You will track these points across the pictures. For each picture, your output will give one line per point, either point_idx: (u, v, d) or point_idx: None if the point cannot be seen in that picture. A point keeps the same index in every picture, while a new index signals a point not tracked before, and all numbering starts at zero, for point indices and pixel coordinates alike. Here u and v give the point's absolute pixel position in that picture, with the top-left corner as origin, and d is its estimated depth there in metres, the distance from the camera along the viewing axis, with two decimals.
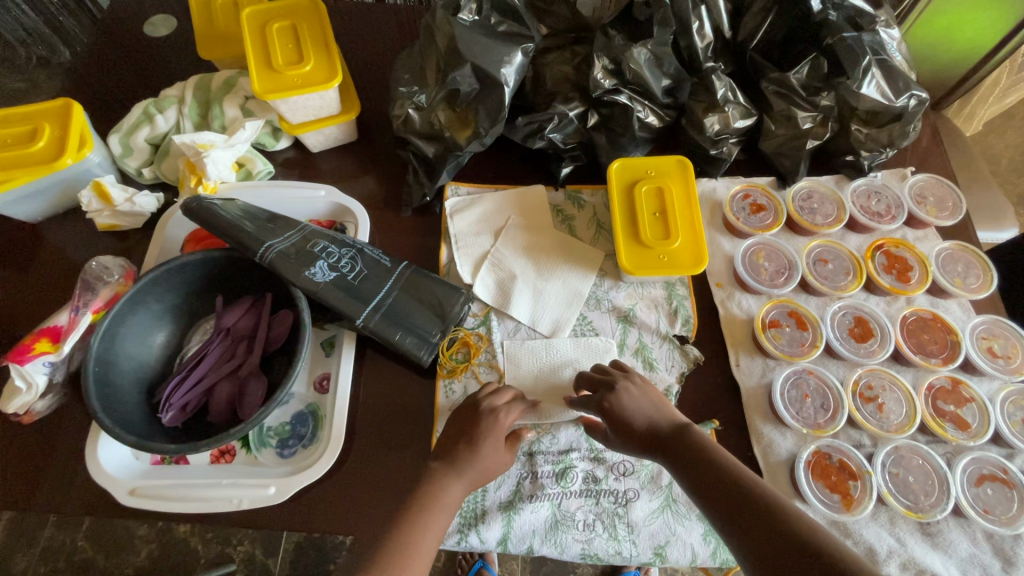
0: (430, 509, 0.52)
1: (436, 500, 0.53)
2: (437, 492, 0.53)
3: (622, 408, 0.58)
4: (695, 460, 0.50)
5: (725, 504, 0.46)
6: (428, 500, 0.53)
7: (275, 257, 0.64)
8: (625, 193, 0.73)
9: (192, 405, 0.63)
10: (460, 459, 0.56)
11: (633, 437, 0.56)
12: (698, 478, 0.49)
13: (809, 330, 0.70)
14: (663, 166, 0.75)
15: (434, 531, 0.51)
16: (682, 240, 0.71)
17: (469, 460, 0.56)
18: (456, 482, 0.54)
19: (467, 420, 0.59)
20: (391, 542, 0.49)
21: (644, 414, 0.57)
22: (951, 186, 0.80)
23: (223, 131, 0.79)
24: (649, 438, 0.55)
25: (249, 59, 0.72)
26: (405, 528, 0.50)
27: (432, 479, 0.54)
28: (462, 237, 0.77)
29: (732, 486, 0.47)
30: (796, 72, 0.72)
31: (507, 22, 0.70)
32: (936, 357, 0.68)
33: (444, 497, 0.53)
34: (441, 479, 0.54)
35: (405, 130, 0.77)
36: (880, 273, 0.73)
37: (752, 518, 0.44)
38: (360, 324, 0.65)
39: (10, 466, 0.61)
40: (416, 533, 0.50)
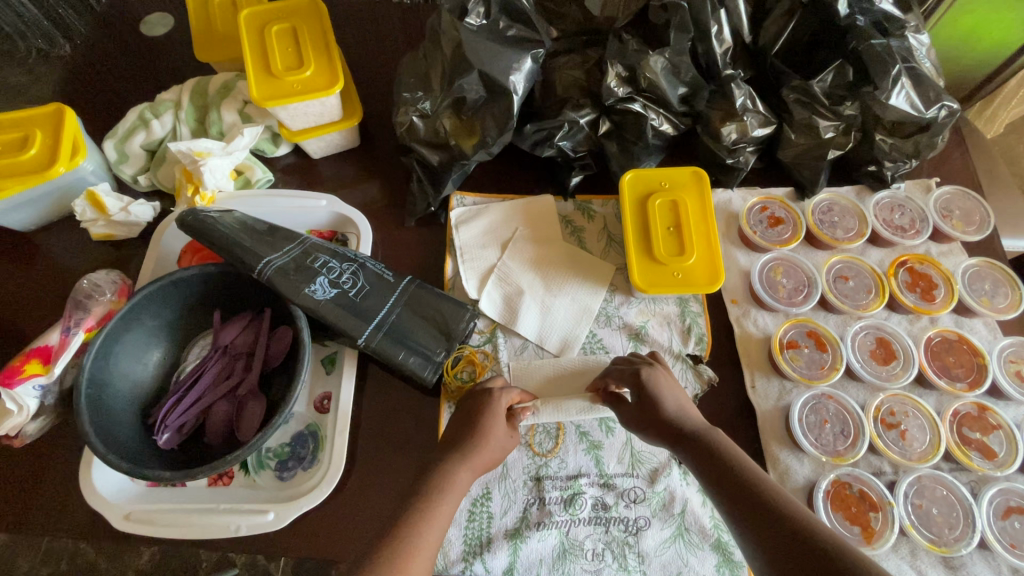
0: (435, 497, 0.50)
1: (444, 488, 0.51)
2: (443, 481, 0.52)
3: (654, 387, 0.56)
4: (718, 457, 0.49)
5: (745, 506, 0.46)
6: (438, 485, 0.51)
7: (273, 273, 0.62)
8: (639, 206, 0.70)
9: (188, 426, 0.61)
10: (465, 446, 0.54)
11: (655, 425, 0.54)
12: (719, 477, 0.48)
13: (828, 351, 0.67)
14: (679, 178, 0.71)
15: (438, 520, 0.49)
16: (696, 258, 0.68)
17: (479, 449, 0.54)
18: (462, 469, 0.53)
19: (470, 407, 0.57)
20: (396, 531, 0.47)
21: (673, 401, 0.55)
22: (977, 199, 0.77)
23: (221, 137, 0.76)
24: (670, 428, 0.53)
25: (248, 63, 0.69)
26: (413, 516, 0.49)
27: (440, 465, 0.53)
28: (467, 250, 0.74)
29: (753, 488, 0.46)
30: (820, 80, 0.68)
31: (517, 26, 0.67)
32: (962, 381, 0.66)
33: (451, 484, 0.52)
34: (451, 467, 0.52)
35: (409, 138, 0.74)
36: (903, 290, 0.71)
37: (773, 525, 0.44)
38: (362, 344, 0.63)
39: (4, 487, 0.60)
40: (419, 521, 0.48)
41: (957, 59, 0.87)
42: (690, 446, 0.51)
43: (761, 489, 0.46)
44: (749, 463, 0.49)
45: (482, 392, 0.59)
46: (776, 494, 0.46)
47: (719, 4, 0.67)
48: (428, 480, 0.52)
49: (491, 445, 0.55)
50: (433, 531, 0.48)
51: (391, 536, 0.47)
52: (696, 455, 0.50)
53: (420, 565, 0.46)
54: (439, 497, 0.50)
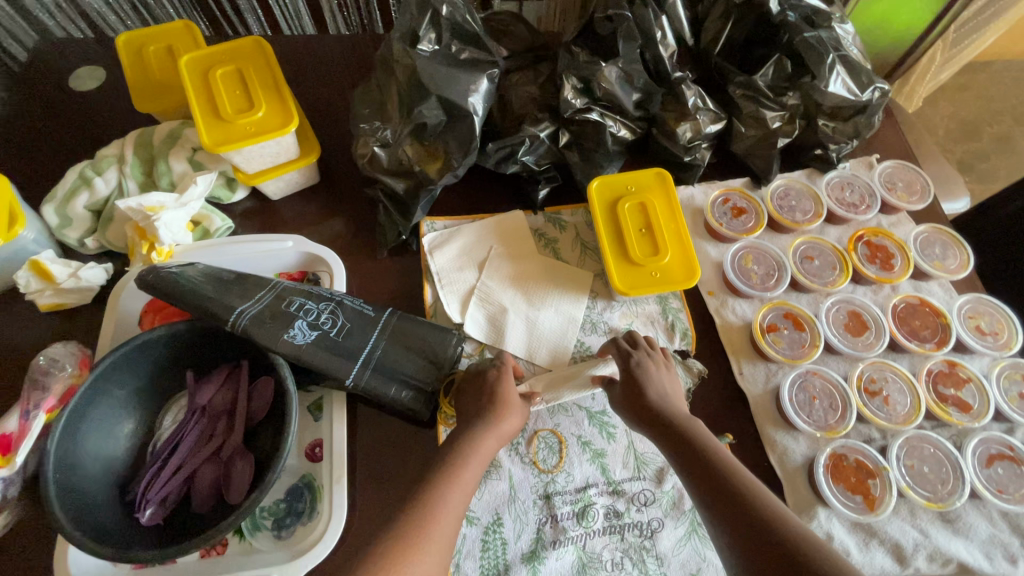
0: (462, 458, 0.54)
1: (470, 448, 0.55)
2: (467, 445, 0.55)
3: (644, 377, 0.59)
4: (696, 449, 0.52)
5: (715, 496, 0.49)
6: (462, 451, 0.54)
7: (248, 323, 0.58)
8: (610, 209, 0.71)
9: (172, 497, 0.57)
10: (488, 414, 0.58)
11: (639, 410, 0.57)
12: (693, 470, 0.51)
13: (806, 330, 0.70)
14: (644, 179, 0.73)
15: (466, 481, 0.52)
16: (673, 257, 0.69)
17: (500, 410, 0.58)
18: (488, 436, 0.56)
19: (481, 383, 0.61)
20: (427, 495, 0.50)
21: (660, 389, 0.58)
22: (917, 170, 0.82)
23: (173, 188, 0.73)
24: (657, 422, 0.56)
25: (193, 109, 0.67)
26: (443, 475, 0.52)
27: (467, 434, 0.56)
28: (445, 274, 0.73)
29: (723, 481, 0.49)
30: (762, 74, 0.72)
31: (469, 49, 0.67)
32: (930, 341, 0.69)
33: (476, 448, 0.55)
34: (477, 435, 0.56)
35: (371, 169, 0.73)
36: (865, 263, 0.74)
37: (736, 515, 0.47)
38: (351, 384, 0.60)
39: None
40: (449, 481, 0.52)
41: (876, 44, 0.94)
42: (670, 438, 0.54)
43: (730, 479, 0.49)
44: (722, 456, 0.51)
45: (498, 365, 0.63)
46: (743, 487, 0.48)
47: (661, 12, 0.69)
48: (456, 444, 0.55)
49: (513, 413, 0.59)
50: (461, 492, 0.52)
51: (422, 497, 0.50)
52: (671, 443, 0.54)
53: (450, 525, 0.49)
54: (468, 458, 0.54)
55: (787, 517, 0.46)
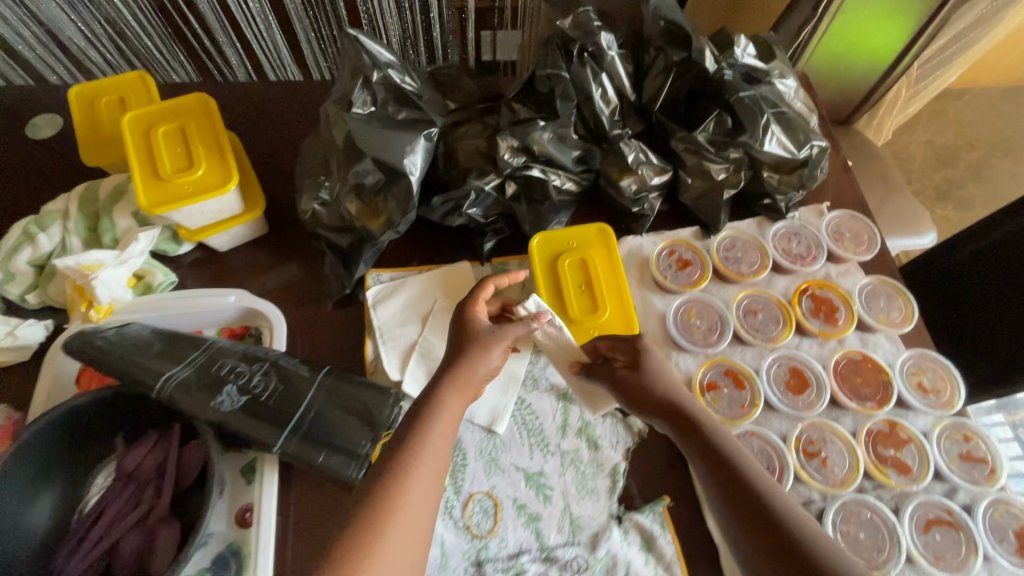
0: (428, 421, 0.51)
1: (434, 409, 0.52)
2: (434, 403, 0.53)
3: (649, 364, 0.59)
4: (701, 433, 0.53)
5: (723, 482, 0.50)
6: (425, 413, 0.52)
7: (175, 389, 0.58)
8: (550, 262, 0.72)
9: (94, 568, 0.57)
10: (452, 371, 0.55)
11: (646, 397, 0.57)
12: (701, 455, 0.52)
13: (747, 389, 0.69)
14: (588, 233, 0.74)
15: (433, 450, 0.50)
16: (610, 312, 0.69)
17: (461, 371, 0.55)
18: (450, 394, 0.54)
19: (456, 328, 0.60)
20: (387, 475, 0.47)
21: (663, 378, 0.58)
22: (865, 221, 0.82)
23: (116, 243, 0.73)
24: (664, 409, 0.56)
25: (132, 169, 0.67)
26: (401, 446, 0.49)
27: (426, 403, 0.53)
28: (387, 329, 0.73)
29: (729, 467, 0.51)
30: (702, 129, 0.72)
31: (406, 109, 0.67)
32: (871, 400, 0.69)
33: (442, 408, 0.53)
34: (436, 402, 0.53)
35: (314, 225, 0.73)
36: (809, 317, 0.74)
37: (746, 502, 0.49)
38: (278, 451, 0.60)
39: None
40: (418, 450, 0.49)
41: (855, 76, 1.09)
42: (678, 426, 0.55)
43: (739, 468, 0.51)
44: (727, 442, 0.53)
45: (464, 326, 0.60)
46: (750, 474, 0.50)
47: (600, 68, 0.70)
48: (417, 411, 0.52)
49: (480, 356, 0.57)
50: (429, 463, 0.49)
51: (386, 466, 0.49)
52: (680, 428, 0.55)
53: (417, 499, 0.47)
54: (430, 423, 0.51)
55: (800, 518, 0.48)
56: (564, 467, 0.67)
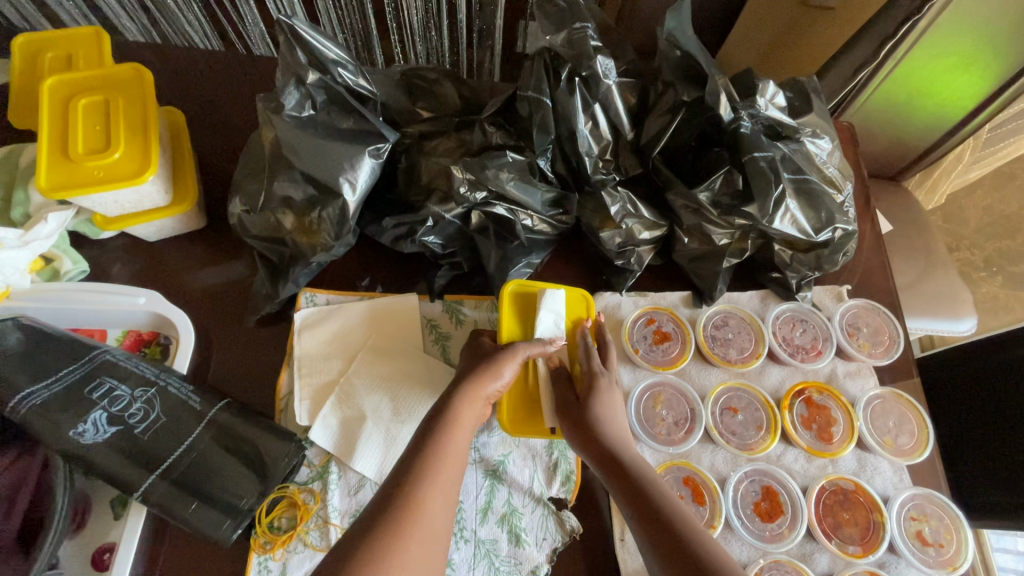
0: (455, 425, 0.49)
1: (459, 415, 0.50)
2: (456, 407, 0.50)
3: (601, 398, 0.55)
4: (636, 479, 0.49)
5: (646, 525, 0.45)
6: (446, 419, 0.49)
7: (31, 411, 0.51)
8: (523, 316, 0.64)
9: None
10: (473, 376, 0.53)
11: (590, 433, 0.53)
12: (633, 502, 0.47)
13: (706, 503, 0.58)
14: (567, 297, 0.66)
15: (456, 453, 0.47)
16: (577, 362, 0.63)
17: (479, 385, 0.53)
18: (469, 399, 0.51)
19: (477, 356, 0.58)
20: (413, 470, 0.44)
21: (612, 416, 0.54)
22: (887, 315, 0.69)
23: (27, 220, 0.66)
24: (592, 441, 0.52)
25: (40, 144, 0.59)
26: (424, 456, 0.46)
27: (449, 399, 0.51)
28: (308, 361, 0.64)
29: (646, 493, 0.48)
30: (706, 187, 0.60)
31: (353, 117, 0.57)
32: (855, 544, 0.57)
33: (464, 414, 0.50)
34: (458, 398, 0.51)
35: (243, 232, 0.64)
36: (798, 427, 0.62)
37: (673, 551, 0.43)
38: (140, 496, 0.52)
39: None
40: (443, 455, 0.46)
41: (915, 119, 0.95)
42: (602, 459, 0.51)
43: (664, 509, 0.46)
44: (656, 482, 0.49)
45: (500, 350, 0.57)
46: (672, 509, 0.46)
47: (592, 98, 0.59)
48: (433, 420, 0.49)
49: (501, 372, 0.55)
50: (451, 466, 0.46)
51: (413, 462, 0.45)
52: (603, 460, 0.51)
53: (439, 505, 0.43)
54: (454, 426, 0.49)
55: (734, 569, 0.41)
56: (476, 559, 0.57)
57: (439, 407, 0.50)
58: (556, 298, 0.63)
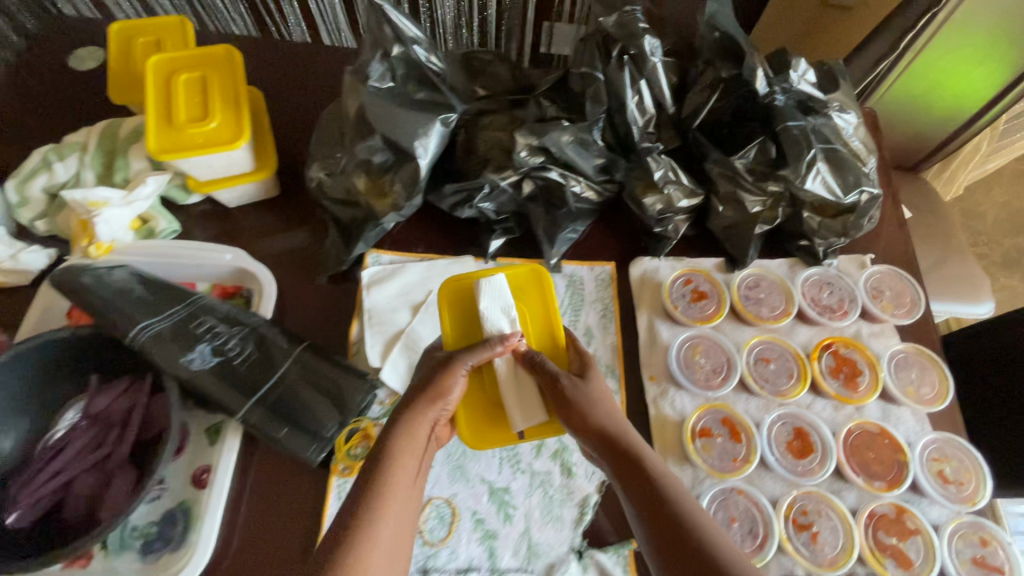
0: (405, 444, 0.51)
1: (407, 435, 0.51)
2: (408, 427, 0.51)
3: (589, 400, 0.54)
4: (645, 486, 0.50)
5: (666, 538, 0.47)
6: (397, 439, 0.51)
7: (148, 339, 0.58)
8: (467, 313, 0.60)
9: (43, 503, 0.57)
10: (423, 393, 0.53)
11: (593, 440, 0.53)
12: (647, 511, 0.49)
13: (743, 442, 0.63)
14: (516, 277, 0.63)
15: (408, 471, 0.50)
16: (540, 349, 0.60)
17: (432, 402, 0.53)
18: (424, 415, 0.52)
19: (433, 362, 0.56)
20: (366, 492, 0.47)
21: (608, 417, 0.54)
22: (910, 280, 0.74)
23: (126, 183, 0.73)
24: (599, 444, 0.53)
25: (147, 114, 0.66)
26: (376, 479, 0.48)
27: (401, 417, 0.52)
28: (376, 313, 0.70)
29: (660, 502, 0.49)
30: (741, 156, 0.67)
31: (426, 91, 0.64)
32: (881, 480, 0.62)
33: (416, 433, 0.52)
34: (413, 414, 0.52)
35: (320, 195, 0.71)
36: (826, 376, 0.68)
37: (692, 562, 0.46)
38: (240, 418, 0.59)
39: None
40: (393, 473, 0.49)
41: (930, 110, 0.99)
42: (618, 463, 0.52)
43: (680, 521, 0.48)
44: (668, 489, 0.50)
45: (443, 362, 0.54)
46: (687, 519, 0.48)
47: (639, 74, 0.65)
48: (387, 440, 0.51)
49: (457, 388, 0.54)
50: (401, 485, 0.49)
51: (365, 479, 0.49)
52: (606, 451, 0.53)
53: (391, 525, 0.47)
54: (404, 447, 0.51)
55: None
56: (532, 487, 0.63)
57: (388, 431, 0.52)
58: (498, 287, 0.59)
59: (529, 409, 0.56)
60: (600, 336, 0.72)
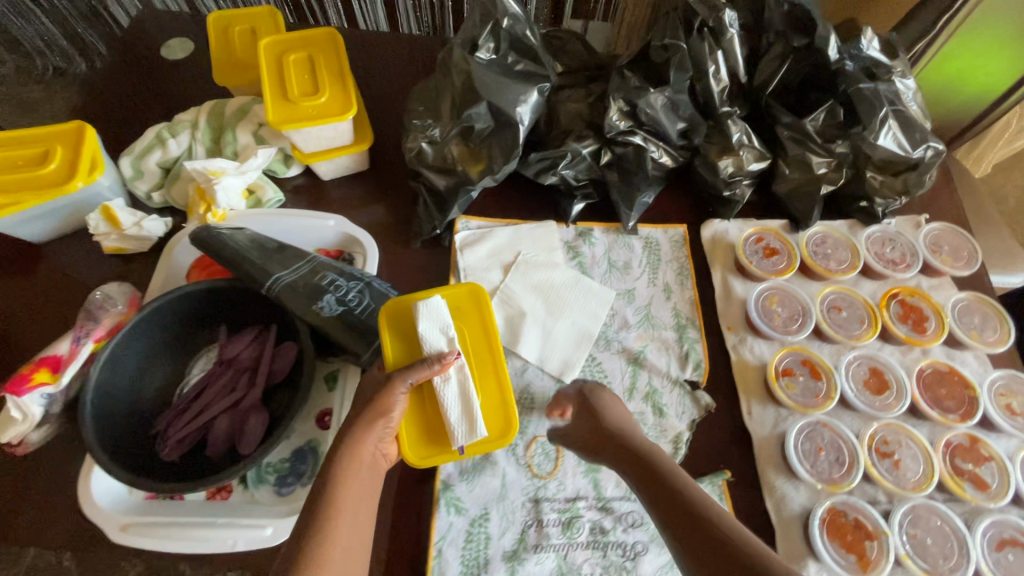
0: (352, 464, 0.50)
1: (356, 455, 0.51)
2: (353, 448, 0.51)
3: (598, 403, 0.60)
4: (653, 471, 0.51)
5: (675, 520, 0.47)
6: (347, 459, 0.50)
7: (281, 290, 0.64)
8: (405, 332, 0.61)
9: (190, 438, 0.62)
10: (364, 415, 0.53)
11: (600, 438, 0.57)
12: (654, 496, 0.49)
13: (823, 380, 0.69)
14: (453, 299, 0.65)
15: (352, 492, 0.49)
16: (471, 363, 0.62)
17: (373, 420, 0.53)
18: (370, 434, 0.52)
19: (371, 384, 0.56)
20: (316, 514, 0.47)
21: (616, 417, 0.58)
22: (966, 236, 0.79)
23: (235, 157, 0.79)
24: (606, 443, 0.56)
25: (264, 90, 0.72)
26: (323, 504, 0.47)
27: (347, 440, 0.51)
28: (472, 272, 0.76)
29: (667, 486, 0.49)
30: (812, 119, 0.71)
31: (524, 61, 0.70)
32: (954, 413, 0.67)
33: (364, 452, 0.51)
34: (360, 434, 0.52)
35: (417, 163, 0.76)
36: (895, 322, 0.73)
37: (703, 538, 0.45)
38: (363, 362, 0.64)
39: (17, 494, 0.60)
40: (338, 494, 0.48)
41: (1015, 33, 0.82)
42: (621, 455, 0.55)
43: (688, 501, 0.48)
44: (676, 475, 0.51)
45: (382, 381, 0.55)
46: (696, 500, 0.48)
47: (717, 45, 0.71)
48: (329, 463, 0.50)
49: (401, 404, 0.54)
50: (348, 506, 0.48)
51: (318, 501, 0.48)
52: (621, 462, 0.54)
53: (344, 547, 0.46)
54: (348, 465, 0.50)
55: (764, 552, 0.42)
56: None
57: (333, 453, 0.51)
58: (434, 307, 0.60)
59: (474, 430, 0.56)
60: (678, 291, 0.77)
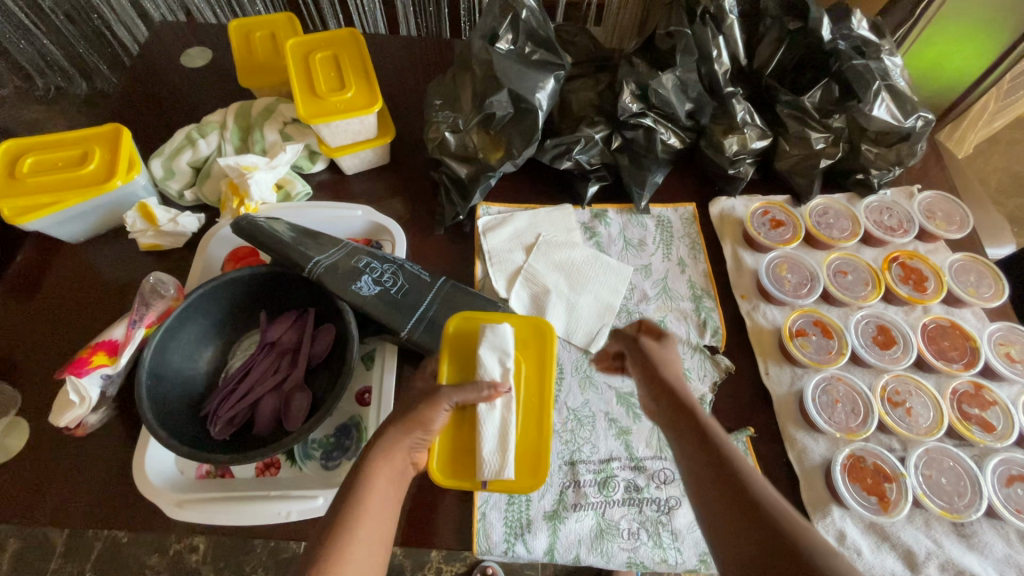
0: (385, 462, 0.51)
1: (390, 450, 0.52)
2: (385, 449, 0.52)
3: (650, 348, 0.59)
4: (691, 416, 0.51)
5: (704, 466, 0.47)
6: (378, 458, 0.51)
7: (323, 271, 0.68)
8: (464, 353, 0.61)
9: (239, 418, 0.64)
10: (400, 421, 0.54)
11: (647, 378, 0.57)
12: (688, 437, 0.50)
13: (834, 338, 0.73)
14: (519, 329, 0.64)
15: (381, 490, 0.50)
16: (524, 399, 0.60)
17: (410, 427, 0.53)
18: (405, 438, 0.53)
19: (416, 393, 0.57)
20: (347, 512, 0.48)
21: (667, 362, 0.57)
22: (957, 202, 0.84)
23: (263, 154, 0.82)
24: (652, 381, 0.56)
25: (294, 86, 0.76)
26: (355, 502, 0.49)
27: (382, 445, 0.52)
28: (496, 254, 0.79)
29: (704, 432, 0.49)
30: (809, 96, 0.77)
31: (540, 51, 0.75)
32: (958, 362, 0.71)
33: (397, 452, 0.52)
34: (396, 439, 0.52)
35: (439, 152, 0.80)
36: (897, 282, 0.77)
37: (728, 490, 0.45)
38: (403, 336, 0.67)
39: (77, 477, 0.63)
40: (369, 491, 0.49)
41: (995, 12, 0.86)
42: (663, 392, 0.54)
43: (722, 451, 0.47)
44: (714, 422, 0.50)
45: (428, 393, 0.55)
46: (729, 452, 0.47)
47: (719, 32, 0.76)
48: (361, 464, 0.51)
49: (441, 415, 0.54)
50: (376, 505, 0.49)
51: (349, 496, 0.49)
52: (661, 399, 0.54)
53: (370, 541, 0.47)
54: (380, 463, 0.51)
55: (793, 519, 0.42)
56: None
57: (369, 450, 0.52)
58: (500, 338, 0.59)
59: (503, 469, 0.55)
60: (692, 264, 0.81)
